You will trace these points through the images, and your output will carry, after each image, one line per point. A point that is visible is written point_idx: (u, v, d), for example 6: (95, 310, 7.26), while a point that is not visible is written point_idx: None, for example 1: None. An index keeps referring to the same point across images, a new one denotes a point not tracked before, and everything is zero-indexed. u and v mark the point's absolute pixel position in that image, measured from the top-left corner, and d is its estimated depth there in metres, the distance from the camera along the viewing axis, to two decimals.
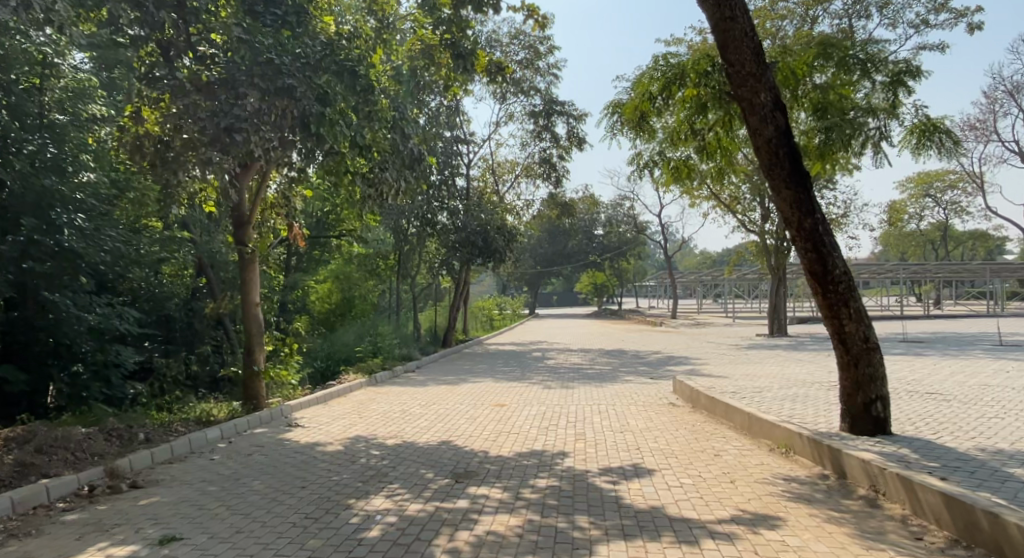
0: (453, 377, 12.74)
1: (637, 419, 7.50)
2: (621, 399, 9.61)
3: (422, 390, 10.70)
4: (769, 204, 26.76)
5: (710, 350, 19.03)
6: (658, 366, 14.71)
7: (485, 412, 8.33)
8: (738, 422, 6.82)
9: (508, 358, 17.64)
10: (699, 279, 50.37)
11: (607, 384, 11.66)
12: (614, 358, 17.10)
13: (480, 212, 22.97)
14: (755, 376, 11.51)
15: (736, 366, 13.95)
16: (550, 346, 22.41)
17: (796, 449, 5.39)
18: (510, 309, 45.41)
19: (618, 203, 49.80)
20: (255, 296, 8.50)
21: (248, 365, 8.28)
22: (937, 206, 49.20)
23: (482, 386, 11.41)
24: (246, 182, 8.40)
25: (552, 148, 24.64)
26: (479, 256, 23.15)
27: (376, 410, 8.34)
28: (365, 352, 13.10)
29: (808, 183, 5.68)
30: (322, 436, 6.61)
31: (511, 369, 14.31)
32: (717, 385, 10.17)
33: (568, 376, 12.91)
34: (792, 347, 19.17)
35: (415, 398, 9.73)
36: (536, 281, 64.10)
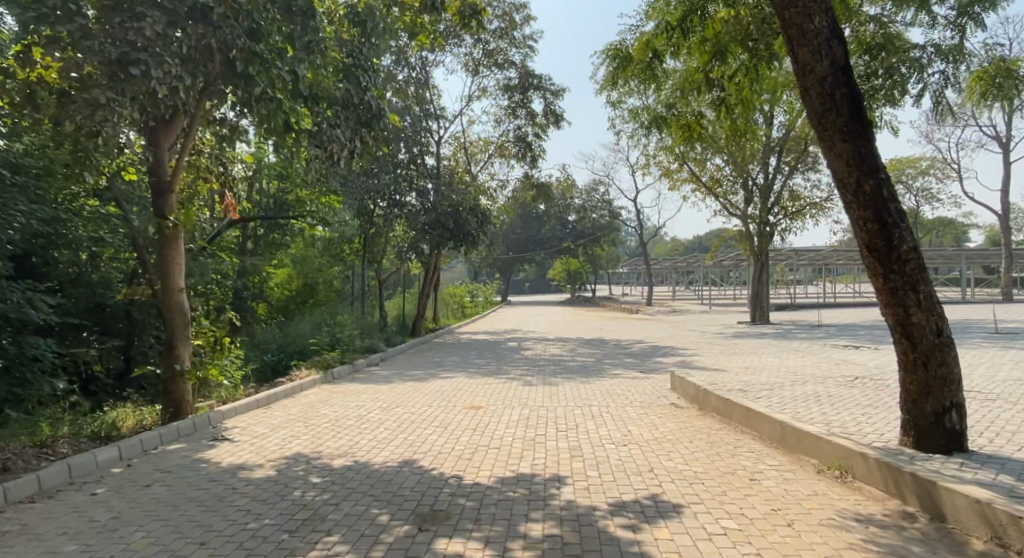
0: (421, 372, 11.38)
1: (641, 428, 6.29)
2: (614, 399, 8.38)
3: (385, 388, 9.32)
4: (751, 186, 25.92)
5: (695, 339, 18.05)
6: (646, 358, 13.57)
7: (457, 417, 7.01)
8: (767, 434, 5.65)
9: (483, 348, 16.32)
10: (674, 266, 49.70)
11: (594, 379, 10.45)
12: (596, 349, 15.93)
13: (451, 193, 21.51)
14: (756, 370, 10.41)
15: (730, 357, 12.90)
16: (527, 335, 21.15)
17: (860, 474, 4.24)
18: (482, 297, 44.12)
19: (593, 188, 48.66)
20: (180, 281, 6.88)
21: (168, 364, 6.64)
22: (909, 193, 49.50)
23: (454, 383, 10.08)
24: (165, 141, 6.82)
25: (527, 125, 23.32)
26: (451, 240, 21.72)
27: (328, 416, 6.95)
28: (322, 344, 11.58)
29: (871, 134, 4.50)
30: (251, 455, 5.18)
31: (487, 362, 13.00)
32: (720, 382, 9.03)
33: (549, 370, 11.66)
34: (780, 336, 18.30)
35: (376, 398, 8.34)
36: (509, 266, 62.87)
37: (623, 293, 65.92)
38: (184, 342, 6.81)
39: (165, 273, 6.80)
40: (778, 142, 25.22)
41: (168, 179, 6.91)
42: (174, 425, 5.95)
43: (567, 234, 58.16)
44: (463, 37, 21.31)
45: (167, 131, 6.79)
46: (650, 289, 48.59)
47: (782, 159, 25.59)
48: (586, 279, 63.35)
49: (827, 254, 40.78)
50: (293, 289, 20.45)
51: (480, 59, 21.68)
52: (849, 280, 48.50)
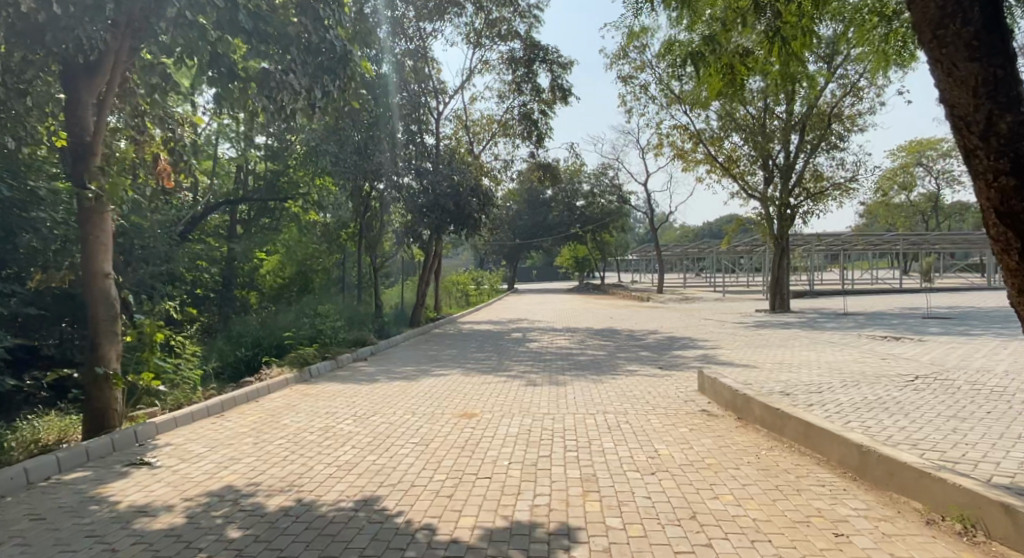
0: (412, 369, 10.16)
1: (672, 448, 5.03)
2: (633, 404, 7.13)
3: (368, 390, 8.08)
4: (770, 166, 24.45)
5: (713, 329, 16.73)
6: (663, 351, 12.29)
7: (445, 429, 5.78)
8: (842, 460, 4.38)
9: (485, 340, 15.12)
10: (685, 252, 48.30)
11: (606, 377, 9.20)
12: (607, 341, 14.67)
13: (452, 172, 20.21)
14: (792, 368, 9.11)
15: (758, 351, 11.57)
16: (533, 325, 19.97)
17: (999, 533, 2.98)
18: (488, 284, 43.00)
19: (602, 172, 47.12)
20: (108, 266, 5.55)
21: (90, 365, 5.31)
22: (929, 176, 47.40)
23: (446, 383, 8.86)
24: (88, 87, 5.45)
25: (533, 102, 21.98)
26: (452, 223, 20.35)
27: (287, 429, 5.73)
28: (298, 339, 10.32)
29: (1010, 53, 3.12)
30: (165, 490, 3.92)
31: (487, 356, 11.75)
32: (756, 382, 7.74)
33: (557, 366, 10.39)
34: (807, 326, 16.95)
35: (353, 403, 7.12)
36: (516, 254, 61.48)
37: (632, 280, 64.40)
38: (111, 339, 5.48)
39: (89, 254, 5.45)
40: (799, 119, 23.75)
41: (90, 139, 5.54)
42: (85, 443, 4.66)
43: (575, 220, 56.65)
44: (463, 6, 19.96)
45: (88, 79, 5.46)
46: (661, 276, 47.17)
47: (803, 138, 24.08)
48: (594, 267, 61.92)
49: (846, 239, 39.21)
50: (287, 277, 19.70)
51: (482, 29, 20.28)
52: (867, 267, 46.82)
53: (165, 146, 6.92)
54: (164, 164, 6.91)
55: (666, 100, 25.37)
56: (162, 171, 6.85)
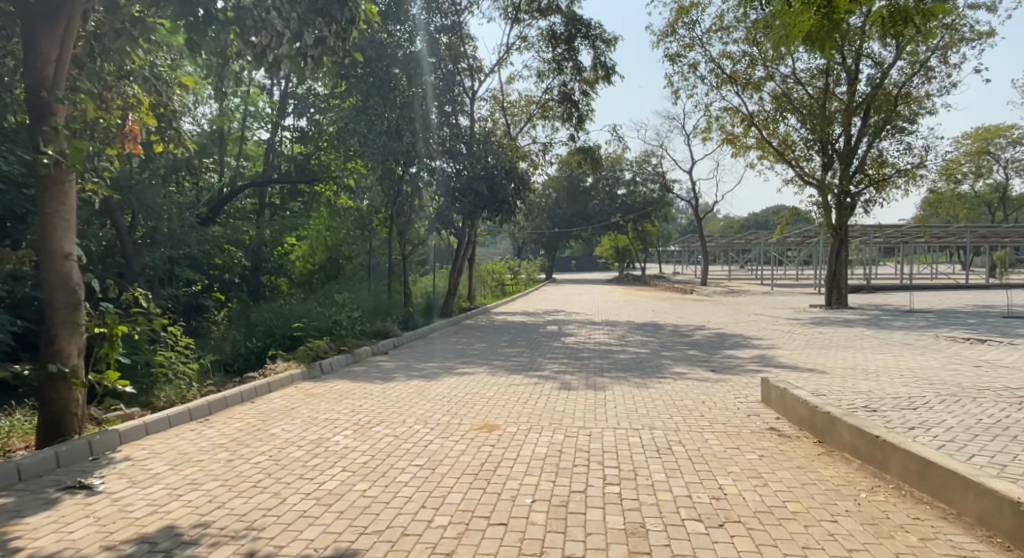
0: (435, 366, 9.27)
1: (740, 485, 3.93)
2: (684, 416, 6.00)
3: (378, 393, 7.18)
4: (830, 152, 22.57)
5: (766, 326, 15.30)
6: (713, 351, 11.04)
7: (458, 447, 4.80)
8: (984, 519, 3.21)
9: (518, 333, 14.14)
10: (731, 244, 46.23)
11: (651, 380, 8.10)
12: (650, 337, 13.46)
13: (488, 154, 19.23)
14: (871, 376, 7.76)
15: (823, 353, 10.20)
16: (570, 318, 18.94)
17: None
18: (525, 274, 42.06)
19: (646, 160, 45.44)
20: (70, 245, 4.74)
21: (42, 364, 4.52)
22: (998, 164, 44.04)
23: (469, 384, 7.94)
24: (45, 35, 4.64)
25: (573, 81, 20.80)
26: (486, 209, 19.40)
27: (272, 442, 4.84)
28: (311, 332, 9.49)
29: None
30: (86, 533, 3.04)
31: (518, 353, 10.71)
32: (832, 394, 6.48)
33: (594, 366, 9.27)
34: (873, 324, 15.36)
35: (357, 408, 6.24)
36: (554, 244, 60.17)
37: (673, 271, 62.56)
38: (72, 333, 4.69)
39: (45, 232, 4.61)
40: (863, 99, 21.80)
41: (47, 96, 4.66)
42: (34, 459, 3.89)
43: (616, 209, 55.09)
44: None
45: (47, 27, 4.62)
46: (704, 268, 45.30)
47: (867, 122, 22.12)
48: (635, 257, 60.24)
49: (908, 231, 36.61)
50: (316, 263, 18.97)
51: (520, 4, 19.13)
52: (929, 263, 43.82)
53: (154, 112, 6.21)
54: (134, 126, 5.83)
55: (716, 80, 23.79)
56: (128, 131, 5.71)
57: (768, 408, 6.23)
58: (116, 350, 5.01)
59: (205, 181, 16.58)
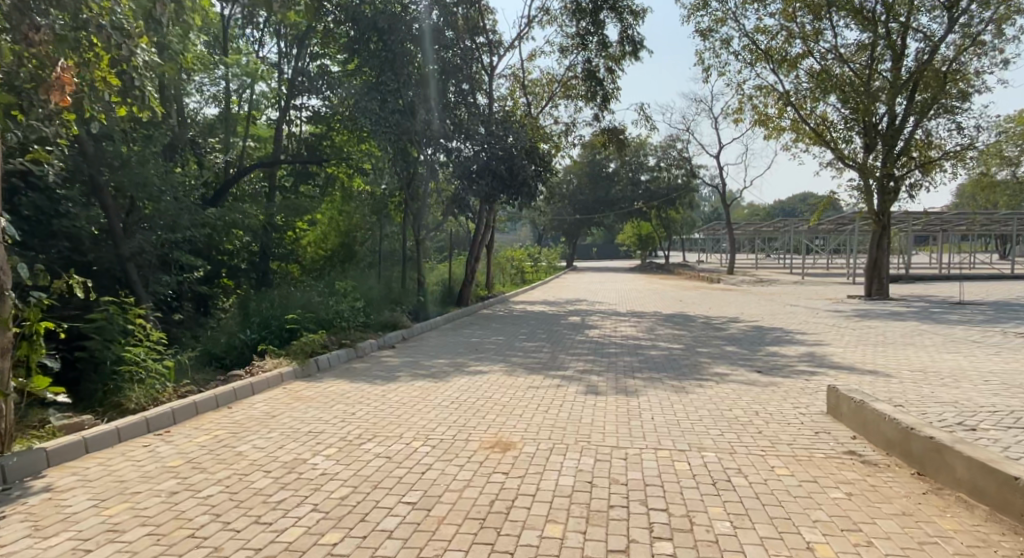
0: (445, 363, 8.36)
1: (832, 542, 2.93)
2: (736, 432, 4.96)
3: (376, 398, 6.26)
4: (871, 131, 20.71)
5: (807, 319, 14.07)
6: (754, 347, 9.93)
7: (464, 478, 3.85)
8: None
9: (538, 325, 13.17)
10: (760, 231, 44.49)
11: (689, 382, 7.08)
12: (682, 330, 12.38)
13: (506, 133, 17.90)
14: (951, 380, 6.62)
15: (881, 351, 9.04)
16: (593, 308, 17.92)
17: None
18: (545, 261, 41.01)
19: (671, 145, 43.97)
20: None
21: None
22: None
23: (480, 385, 7.04)
24: None
25: (598, 58, 19.64)
26: (503, 192, 18.13)
27: (234, 466, 3.96)
28: (306, 323, 8.70)
29: None
30: None
31: (538, 348, 9.74)
32: (914, 405, 5.40)
33: (623, 365, 8.27)
34: (926, 316, 14.05)
35: (347, 417, 5.35)
36: (575, 232, 58.72)
37: (698, 259, 60.91)
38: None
39: None
40: (910, 76, 19.94)
41: None
42: None
43: (639, 196, 53.64)
44: None
45: None
46: (732, 257, 43.70)
47: (913, 100, 19.86)
48: (658, 244, 58.73)
49: (949, 218, 34.64)
50: (328, 248, 18.63)
51: None
52: (970, 253, 41.65)
53: (115, 70, 5.47)
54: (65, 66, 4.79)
55: (750, 56, 22.34)
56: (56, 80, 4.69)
57: (838, 424, 5.12)
58: (38, 354, 4.22)
59: (208, 161, 15.97)
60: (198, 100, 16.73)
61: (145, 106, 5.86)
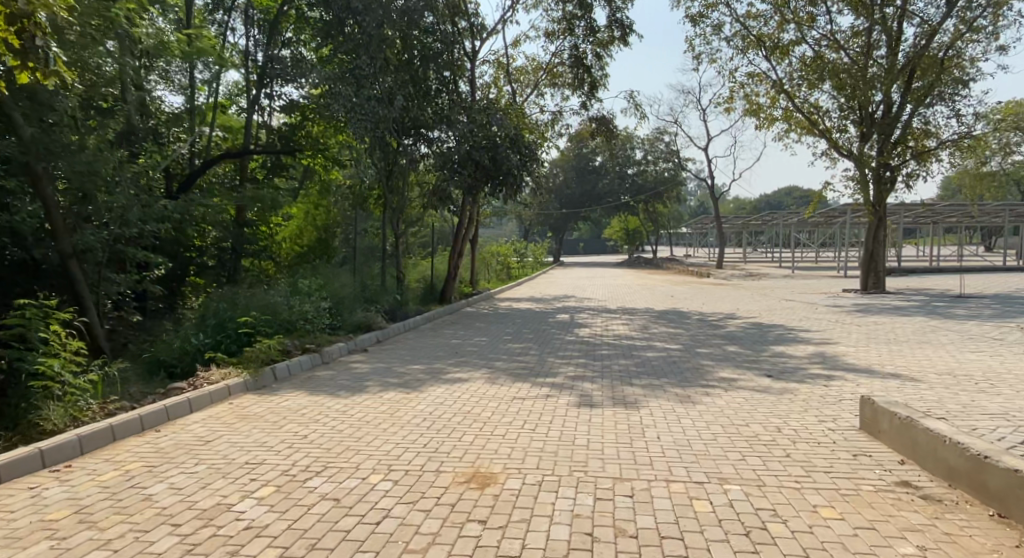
0: (420, 369, 7.52)
1: None
2: (760, 456, 4.17)
3: (336, 414, 5.42)
4: (866, 119, 20.13)
5: (809, 314, 13.35)
6: (758, 347, 9.17)
7: (432, 531, 3.01)
8: None
9: (524, 323, 12.37)
10: (748, 224, 44.01)
11: (692, 389, 6.31)
12: (678, 328, 11.63)
13: (489, 120, 16.99)
14: (988, 385, 5.87)
15: (896, 351, 8.31)
16: (581, 304, 17.18)
17: None
18: (532, 257, 40.21)
19: (659, 137, 43.34)
20: None
21: None
22: None
23: (457, 396, 6.21)
24: None
25: (585, 43, 18.79)
26: (486, 182, 17.30)
27: (134, 519, 3.09)
28: (261, 321, 7.81)
29: None
30: None
31: (524, 350, 8.90)
32: (960, 419, 4.64)
33: (618, 370, 7.46)
34: (929, 310, 13.46)
35: (295, 442, 4.51)
36: (562, 227, 57.88)
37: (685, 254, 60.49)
38: None
39: None
40: (906, 63, 19.25)
41: None
42: None
43: (625, 189, 53.05)
44: None
45: None
46: (720, 251, 43.16)
47: (910, 87, 19.22)
48: (646, 239, 58.14)
49: (940, 210, 34.26)
50: (304, 245, 17.39)
51: None
52: (959, 244, 41.40)
53: (13, 30, 4.42)
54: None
55: (742, 43, 21.61)
56: None
57: (880, 444, 4.31)
58: None
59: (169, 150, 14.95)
60: (165, 90, 15.52)
61: (52, 74, 4.86)
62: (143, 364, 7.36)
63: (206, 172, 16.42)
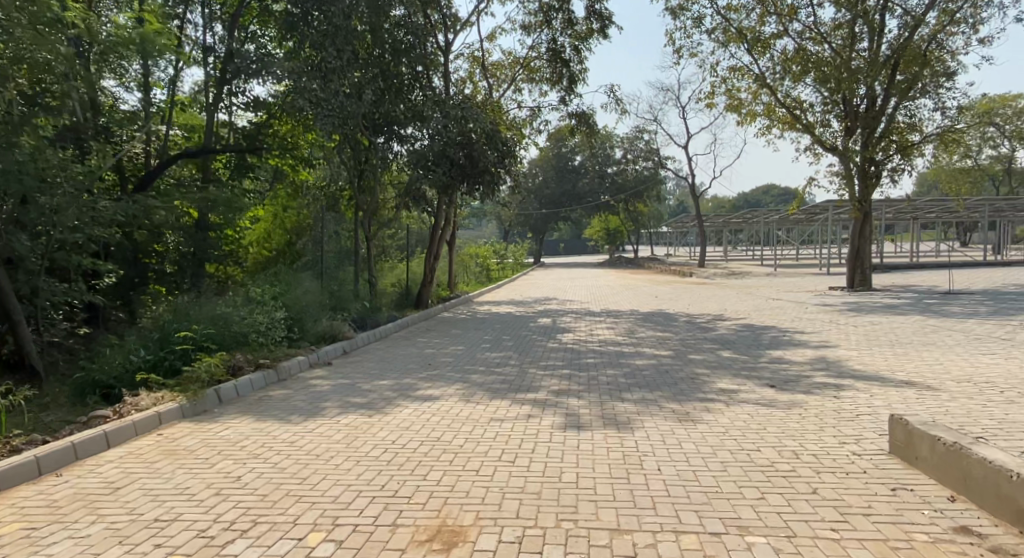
0: (386, 386, 6.77)
1: None
2: (782, 493, 3.48)
3: (281, 444, 4.66)
4: (849, 114, 19.82)
5: (800, 315, 12.84)
6: (753, 352, 8.56)
7: None
8: None
9: (504, 329, 11.67)
10: (729, 223, 43.81)
11: (689, 404, 5.66)
12: (666, 332, 11.03)
13: (464, 115, 16.25)
14: (1016, 395, 5.30)
15: (902, 354, 7.76)
16: (563, 307, 16.53)
17: None
18: (512, 258, 39.61)
19: (639, 135, 43.01)
20: None
21: None
22: None
23: (423, 417, 5.47)
24: None
25: (563, 37, 18.15)
26: (462, 180, 16.58)
27: None
28: (202, 335, 6.96)
29: None
30: None
31: (503, 361, 8.15)
32: (1002, 438, 4.02)
33: (606, 382, 6.76)
34: (922, 307, 13.02)
35: (221, 488, 3.73)
36: (543, 227, 57.37)
37: (665, 252, 60.32)
38: None
39: None
40: (889, 56, 18.98)
41: None
42: None
43: (605, 188, 52.64)
44: None
45: None
46: (702, 250, 42.91)
47: (893, 80, 18.92)
48: (627, 238, 57.82)
49: (920, 205, 34.28)
50: (273, 248, 16.62)
51: None
52: (937, 240, 41.62)
53: None
54: None
55: (723, 37, 21.16)
56: None
57: (923, 475, 3.64)
58: None
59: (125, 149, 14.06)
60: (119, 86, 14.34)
61: None
62: (71, 388, 6.53)
63: (165, 173, 15.41)
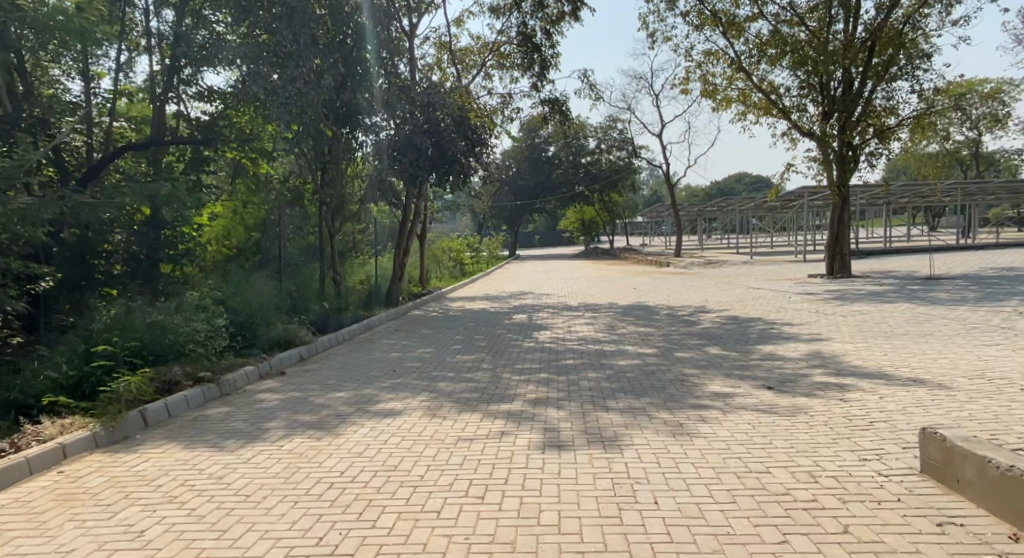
0: (342, 399, 6.01)
1: None
2: (808, 535, 2.85)
3: (206, 480, 3.90)
4: (824, 98, 19.49)
5: (784, 304, 12.40)
6: (743, 348, 8.01)
7: None
8: None
9: (477, 328, 10.96)
10: (704, 212, 43.65)
11: (682, 414, 5.03)
12: (648, 326, 10.45)
13: (431, 102, 15.49)
14: None
15: (900, 346, 7.27)
16: (539, 302, 15.88)
17: None
18: (487, 252, 38.85)
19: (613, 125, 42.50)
20: None
21: None
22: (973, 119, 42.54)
23: (379, 438, 4.73)
24: None
25: (534, 20, 17.44)
26: (432, 171, 15.80)
27: None
28: (129, 347, 6.11)
29: None
30: None
31: (475, 365, 7.45)
32: None
33: (588, 387, 6.11)
34: (907, 294, 12.70)
35: (116, 547, 2.97)
36: (518, 219, 56.60)
37: (641, 242, 60.21)
38: None
39: None
40: (866, 39, 18.64)
41: None
42: None
43: (580, 179, 52.10)
44: None
45: None
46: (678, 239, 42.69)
47: (869, 64, 18.62)
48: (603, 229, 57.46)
49: (892, 191, 34.41)
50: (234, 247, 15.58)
51: None
52: (908, 224, 42.01)
53: None
54: None
55: (697, 20, 20.62)
56: None
57: (971, 504, 3.05)
58: None
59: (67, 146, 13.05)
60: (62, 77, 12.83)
61: None
62: None
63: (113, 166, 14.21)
